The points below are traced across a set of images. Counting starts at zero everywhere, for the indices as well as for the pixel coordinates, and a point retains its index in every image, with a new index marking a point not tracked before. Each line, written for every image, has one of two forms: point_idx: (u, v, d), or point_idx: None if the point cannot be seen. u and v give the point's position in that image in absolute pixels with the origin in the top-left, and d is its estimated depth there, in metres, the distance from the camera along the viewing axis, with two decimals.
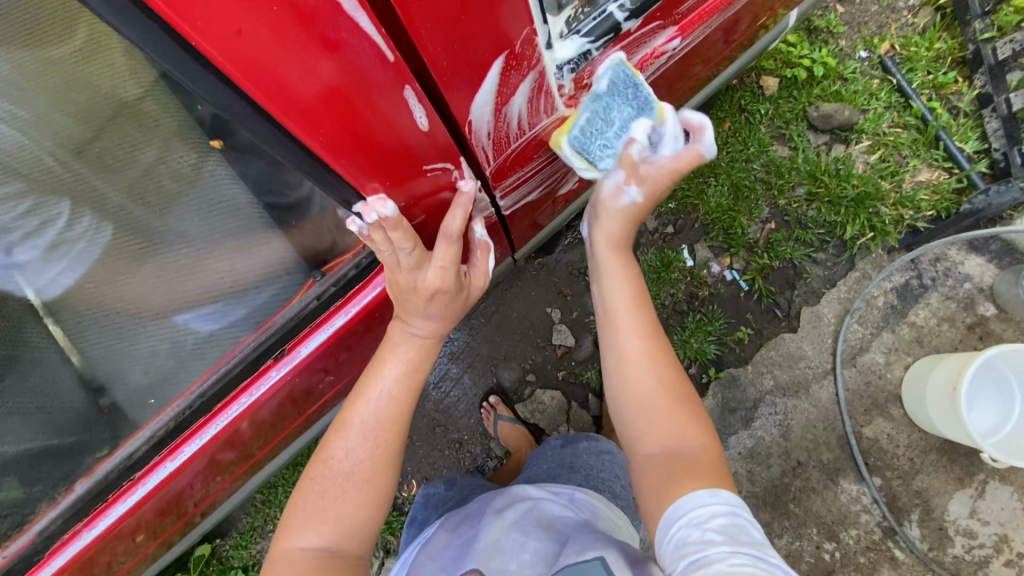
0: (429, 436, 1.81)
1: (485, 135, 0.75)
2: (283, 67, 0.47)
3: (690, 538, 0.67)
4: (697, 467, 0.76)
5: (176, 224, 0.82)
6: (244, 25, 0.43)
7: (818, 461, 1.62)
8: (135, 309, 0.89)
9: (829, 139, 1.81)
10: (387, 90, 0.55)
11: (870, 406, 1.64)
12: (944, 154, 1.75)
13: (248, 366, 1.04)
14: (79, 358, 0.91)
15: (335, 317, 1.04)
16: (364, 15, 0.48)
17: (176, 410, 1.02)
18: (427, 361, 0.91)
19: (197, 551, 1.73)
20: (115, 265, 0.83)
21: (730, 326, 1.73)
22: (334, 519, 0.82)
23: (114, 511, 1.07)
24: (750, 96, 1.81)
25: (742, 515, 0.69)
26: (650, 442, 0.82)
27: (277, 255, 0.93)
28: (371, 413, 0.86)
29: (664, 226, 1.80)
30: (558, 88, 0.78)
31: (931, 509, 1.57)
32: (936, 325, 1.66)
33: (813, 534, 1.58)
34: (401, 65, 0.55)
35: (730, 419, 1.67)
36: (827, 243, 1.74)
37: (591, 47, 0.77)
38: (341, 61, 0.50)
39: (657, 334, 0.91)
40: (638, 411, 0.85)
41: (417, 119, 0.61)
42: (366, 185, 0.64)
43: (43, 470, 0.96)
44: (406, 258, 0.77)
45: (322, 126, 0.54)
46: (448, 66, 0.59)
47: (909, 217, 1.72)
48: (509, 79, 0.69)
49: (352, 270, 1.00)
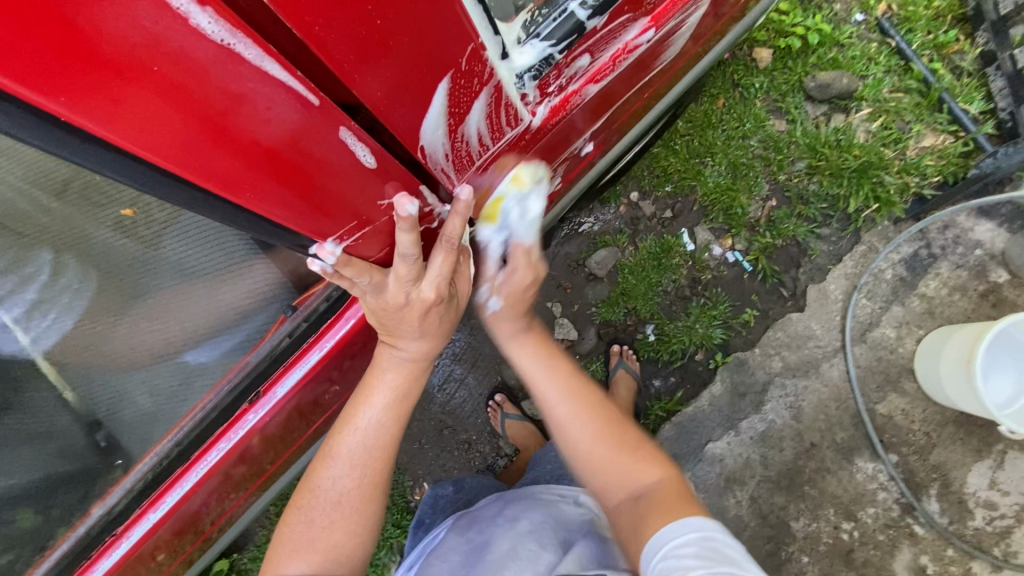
0: (437, 438, 1.80)
1: (442, 157, 0.68)
2: (179, 127, 0.43)
3: (668, 567, 0.67)
4: (667, 499, 0.77)
5: (162, 262, 0.81)
6: (126, 93, 0.39)
7: (832, 441, 1.59)
8: (134, 348, 0.92)
9: (827, 109, 1.74)
10: (314, 133, 0.51)
11: (883, 382, 1.61)
12: (948, 117, 1.68)
13: (224, 411, 0.99)
14: (74, 395, 0.94)
15: (309, 353, 0.98)
16: (272, 61, 0.44)
17: (153, 461, 0.99)
18: (417, 383, 0.89)
19: (216, 566, 1.74)
20: (111, 303, 0.87)
21: (735, 310, 1.70)
22: (323, 547, 0.81)
23: (101, 565, 1.02)
24: (742, 70, 1.75)
25: (715, 538, 0.68)
26: (614, 490, 0.83)
27: (267, 280, 0.88)
28: (358, 442, 0.83)
29: (662, 211, 1.76)
30: (520, 97, 0.72)
31: (949, 483, 1.54)
32: (947, 295, 1.61)
33: (830, 515, 1.56)
34: (327, 107, 0.50)
35: (740, 404, 1.64)
36: (830, 217, 1.70)
37: (553, 51, 0.70)
38: (250, 113, 0.46)
39: (587, 388, 0.90)
40: (595, 473, 0.85)
41: (361, 158, 0.57)
42: (318, 229, 0.62)
43: (50, 503, 0.98)
44: (399, 274, 0.74)
45: (242, 178, 0.51)
46: (384, 97, 0.54)
47: (915, 185, 1.66)
48: (460, 99, 0.62)
49: (323, 303, 0.96)
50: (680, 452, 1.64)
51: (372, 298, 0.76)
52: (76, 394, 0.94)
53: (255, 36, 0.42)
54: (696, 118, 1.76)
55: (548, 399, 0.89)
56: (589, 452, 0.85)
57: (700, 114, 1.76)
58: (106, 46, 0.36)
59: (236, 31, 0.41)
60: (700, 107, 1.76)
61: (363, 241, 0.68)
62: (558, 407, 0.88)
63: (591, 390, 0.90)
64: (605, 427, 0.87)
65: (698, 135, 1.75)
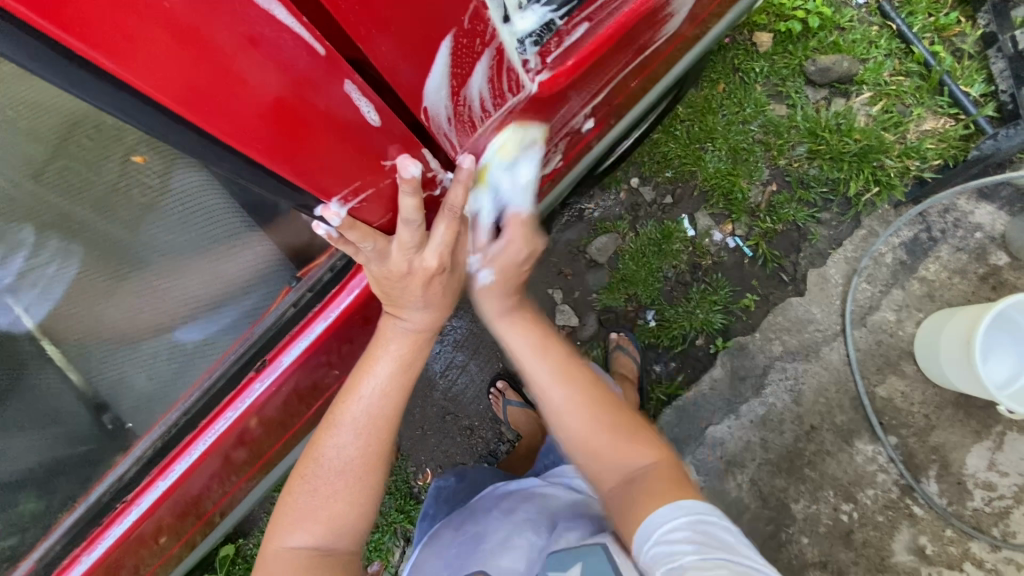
0: (440, 425, 1.81)
1: (445, 121, 0.68)
2: (192, 70, 0.45)
3: (665, 552, 0.73)
4: (657, 482, 0.82)
5: (153, 234, 0.85)
6: (137, 28, 0.41)
7: (831, 424, 1.60)
8: (127, 326, 0.92)
9: (828, 94, 1.74)
10: (321, 86, 0.52)
11: (883, 365, 1.61)
12: (949, 101, 1.68)
13: (230, 380, 0.99)
14: (78, 376, 0.96)
15: (315, 322, 0.97)
16: (279, 6, 0.46)
17: (163, 429, 0.98)
18: (419, 355, 0.89)
19: (222, 551, 1.75)
20: (102, 279, 0.89)
21: (735, 294, 1.70)
22: (326, 516, 0.83)
23: (111, 533, 1.04)
24: (743, 55, 1.75)
25: (706, 520, 0.75)
26: (609, 477, 0.87)
27: (262, 259, 0.89)
28: (362, 411, 0.84)
29: (662, 196, 1.76)
30: (523, 64, 0.71)
31: (949, 464, 1.55)
32: (947, 279, 1.62)
33: (830, 497, 1.57)
34: (333, 58, 0.52)
35: (740, 387, 1.65)
36: (831, 202, 1.70)
37: (553, 16, 0.71)
38: (259, 59, 0.47)
39: (579, 371, 0.92)
40: (587, 455, 0.88)
41: (365, 115, 0.58)
42: (325, 189, 0.62)
43: (57, 483, 0.99)
44: (403, 241, 0.74)
45: (252, 131, 0.52)
46: (385, 51, 0.55)
47: (915, 169, 1.67)
48: (462, 59, 0.63)
49: (327, 273, 0.94)
50: (681, 436, 1.65)
51: (376, 266, 0.77)
52: (81, 375, 0.96)
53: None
54: (696, 104, 1.76)
55: (541, 382, 0.90)
56: (586, 438, 0.88)
57: (699, 100, 1.76)
58: None
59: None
60: (700, 93, 1.76)
61: (367, 204, 0.68)
62: (556, 389, 0.89)
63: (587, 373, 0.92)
64: (597, 414, 0.89)
65: (698, 121, 1.75)
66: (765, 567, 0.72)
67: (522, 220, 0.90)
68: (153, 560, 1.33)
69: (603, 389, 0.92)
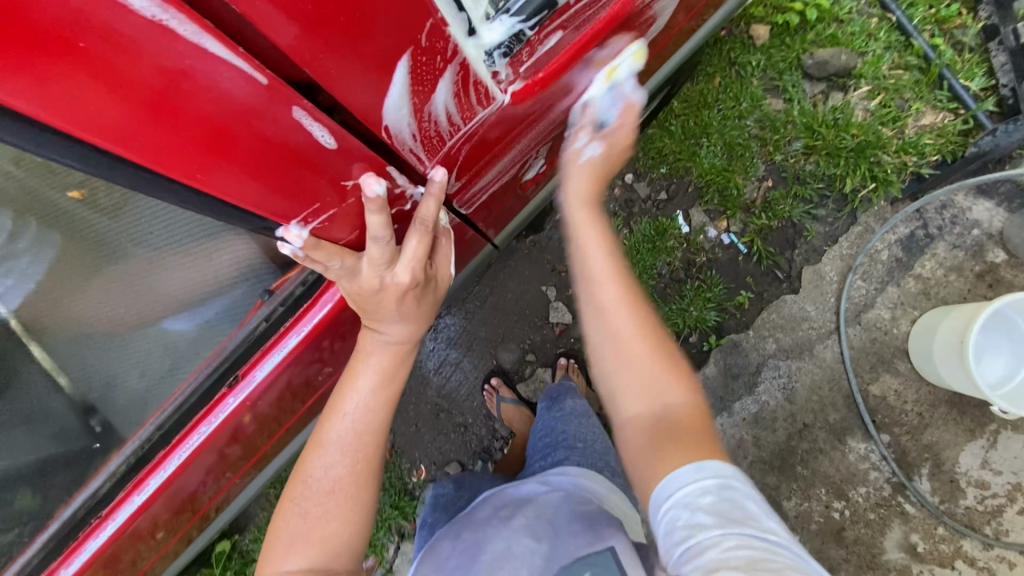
0: (434, 422, 1.81)
1: (409, 138, 0.66)
2: (116, 105, 0.43)
3: (680, 520, 0.67)
4: (685, 428, 0.76)
5: (132, 227, 0.74)
6: (51, 73, 0.39)
7: (824, 422, 1.60)
8: (113, 319, 0.90)
9: (826, 88, 1.71)
10: (264, 112, 0.51)
11: (876, 363, 1.61)
12: (948, 95, 1.65)
13: (203, 396, 1.01)
14: (67, 378, 0.96)
15: (287, 337, 0.98)
16: (211, 39, 0.43)
17: (137, 443, 1.00)
18: (399, 367, 0.94)
19: (218, 547, 1.77)
20: (76, 268, 0.83)
21: (730, 292, 1.69)
22: (319, 537, 0.84)
23: (87, 547, 1.05)
24: (739, 48, 1.72)
25: (733, 488, 0.68)
26: (635, 398, 0.80)
27: (246, 259, 0.86)
28: (348, 427, 0.88)
29: (656, 193, 1.75)
30: (492, 76, 0.66)
31: (942, 462, 1.55)
32: (943, 276, 1.60)
33: (822, 494, 1.57)
34: (278, 86, 0.50)
35: (732, 385, 1.65)
36: (827, 198, 1.68)
37: (524, 27, 0.63)
38: (191, 89, 0.46)
39: (632, 282, 0.88)
40: (617, 361, 0.82)
41: (319, 138, 0.57)
42: (279, 211, 0.64)
43: (50, 481, 1.01)
44: (374, 257, 0.77)
45: (188, 156, 0.51)
46: (337, 75, 0.52)
47: (913, 164, 1.64)
48: (423, 76, 0.59)
49: (298, 287, 0.94)
50: None
51: (347, 282, 0.80)
52: (69, 378, 0.97)
53: (189, 10, 0.41)
54: (691, 98, 1.74)
55: (592, 273, 0.87)
56: (620, 347, 0.82)
57: (694, 94, 1.74)
58: (27, 21, 0.35)
59: (168, 6, 0.39)
60: (696, 87, 1.74)
61: (332, 223, 0.70)
62: (604, 287, 0.86)
63: (637, 290, 0.88)
64: (639, 322, 0.84)
65: (693, 115, 1.73)
66: (794, 543, 0.65)
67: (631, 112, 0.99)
68: (148, 555, 1.33)
69: (649, 307, 0.87)
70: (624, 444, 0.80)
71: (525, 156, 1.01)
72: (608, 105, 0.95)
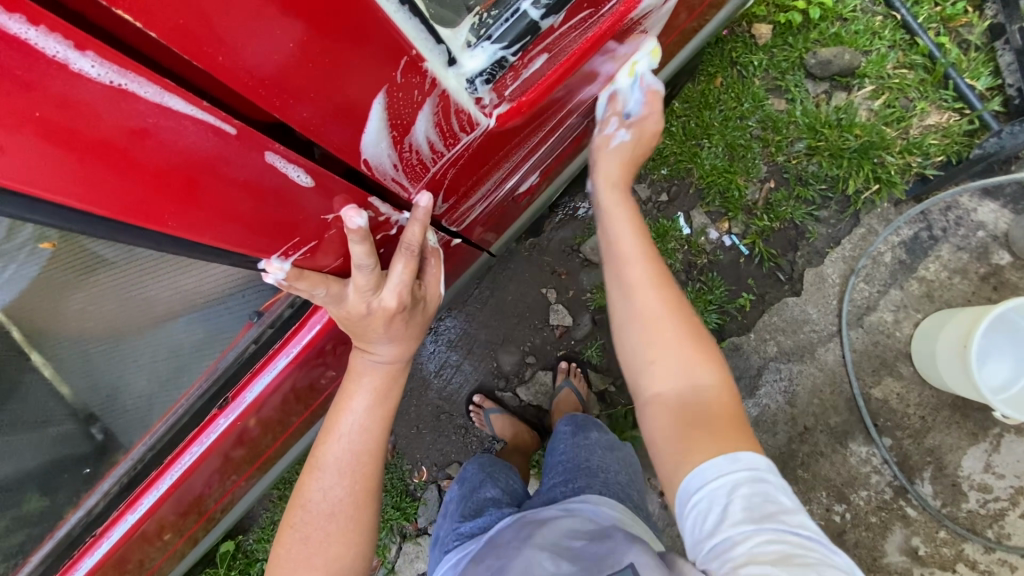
0: (435, 424, 1.82)
1: (390, 168, 0.68)
2: (83, 167, 0.45)
3: (713, 512, 0.68)
4: (715, 408, 0.77)
5: (110, 257, 0.71)
6: (14, 141, 0.41)
7: (826, 425, 1.59)
8: (107, 327, 0.87)
9: (828, 87, 1.69)
10: (236, 159, 0.53)
11: (879, 366, 1.59)
12: (954, 94, 1.62)
13: (194, 417, 1.05)
14: (69, 390, 0.95)
15: (276, 359, 1.03)
16: (173, 96, 0.45)
17: (129, 465, 1.05)
18: (394, 384, 0.95)
19: (222, 547, 1.79)
20: (55, 284, 0.77)
21: (731, 294, 1.68)
22: (321, 562, 0.88)
23: (84, 564, 1.10)
24: (741, 47, 1.70)
25: (765, 481, 0.68)
26: (664, 378, 0.81)
27: (237, 272, 0.82)
28: (344, 451, 0.89)
29: (657, 194, 1.74)
30: (474, 102, 0.68)
31: (944, 466, 1.54)
32: (947, 278, 1.58)
33: (823, 497, 1.57)
34: (247, 134, 0.52)
35: (733, 388, 1.64)
36: (829, 199, 1.66)
37: (506, 53, 0.65)
38: (159, 144, 0.48)
39: (661, 265, 0.92)
40: (648, 345, 0.85)
41: (294, 178, 0.59)
42: (261, 249, 0.65)
43: (58, 485, 1.03)
44: (358, 284, 0.78)
45: (163, 209, 0.53)
46: (309, 116, 0.53)
47: (917, 165, 1.62)
48: (400, 111, 0.61)
49: (287, 309, 0.98)
50: None
51: (334, 307, 0.81)
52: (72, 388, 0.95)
53: (148, 73, 0.43)
54: (692, 98, 1.72)
55: (625, 257, 0.93)
56: (650, 326, 0.85)
57: (696, 94, 1.72)
58: None
59: (125, 71, 0.42)
60: (697, 87, 1.72)
61: (317, 253, 0.72)
62: (636, 269, 0.90)
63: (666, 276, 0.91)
64: (670, 302, 0.87)
65: (695, 116, 1.71)
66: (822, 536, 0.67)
67: (656, 95, 1.05)
68: (156, 556, 1.33)
69: (678, 289, 0.90)
70: (647, 424, 0.81)
71: (521, 174, 1.03)
72: (631, 93, 1.04)
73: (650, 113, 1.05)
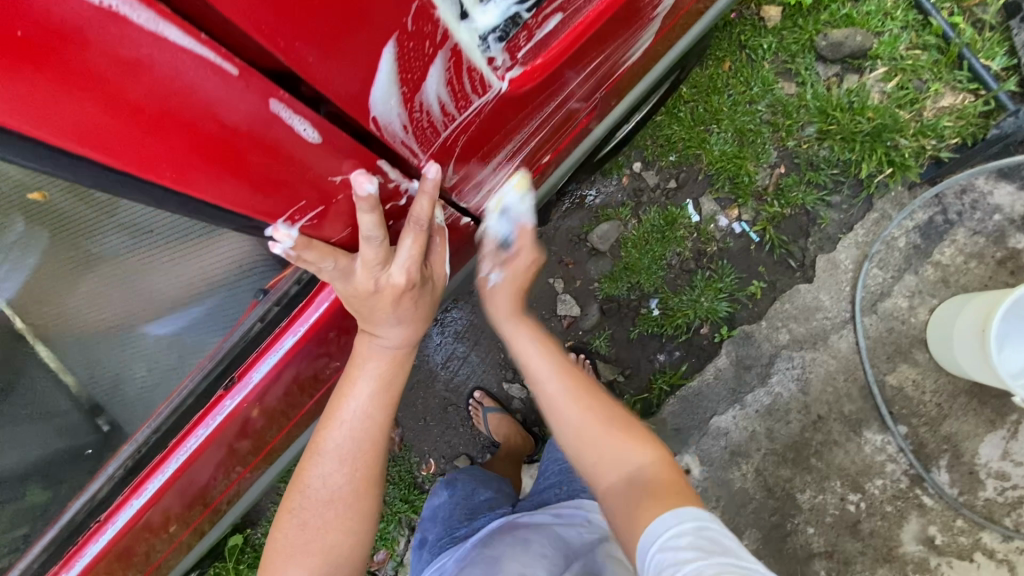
0: (442, 416, 1.81)
1: (400, 129, 0.65)
2: (74, 102, 0.43)
3: (666, 561, 0.66)
4: (658, 482, 0.78)
5: (113, 235, 0.71)
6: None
7: (839, 413, 1.57)
8: (111, 320, 0.86)
9: (840, 70, 1.66)
10: (239, 106, 0.50)
11: (894, 353, 1.57)
12: (968, 75, 1.59)
13: (199, 398, 1.01)
14: (73, 378, 0.93)
15: (283, 338, 0.99)
16: (169, 25, 0.43)
17: (135, 447, 1.00)
18: (400, 369, 0.93)
19: (231, 541, 1.79)
20: (59, 271, 0.76)
21: (741, 282, 1.66)
22: (319, 548, 0.87)
23: (88, 551, 1.08)
24: (750, 31, 1.67)
25: (711, 528, 0.69)
26: (605, 474, 0.83)
27: (242, 252, 0.81)
28: (345, 439, 0.88)
29: (666, 181, 1.71)
30: (487, 61, 0.67)
31: (961, 454, 1.51)
32: (963, 263, 1.55)
33: (837, 487, 1.55)
34: (250, 77, 0.49)
35: (745, 377, 1.62)
36: (842, 183, 1.63)
37: (519, 9, 0.64)
38: (155, 81, 0.45)
39: (571, 365, 0.95)
40: (582, 448, 0.86)
41: (301, 132, 0.56)
42: (267, 210, 0.63)
43: (62, 477, 1.01)
44: (367, 258, 0.76)
45: (160, 156, 0.51)
46: (318, 62, 0.51)
47: (932, 148, 1.59)
48: (411, 63, 0.59)
49: (294, 286, 0.94)
50: (685, 426, 1.63)
51: (341, 284, 0.79)
52: (76, 378, 0.94)
53: None
54: (701, 83, 1.69)
55: (538, 371, 0.94)
56: (578, 431, 0.87)
57: (704, 79, 1.69)
58: None
59: None
60: (705, 72, 1.69)
61: (324, 221, 0.70)
62: (551, 382, 0.92)
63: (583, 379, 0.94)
64: (586, 405, 0.89)
65: (703, 101, 1.69)
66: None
67: (525, 232, 1.05)
68: (163, 548, 1.32)
69: (591, 382, 0.93)
70: (608, 518, 0.81)
71: (525, 160, 1.03)
72: (502, 224, 1.04)
73: (522, 249, 1.04)
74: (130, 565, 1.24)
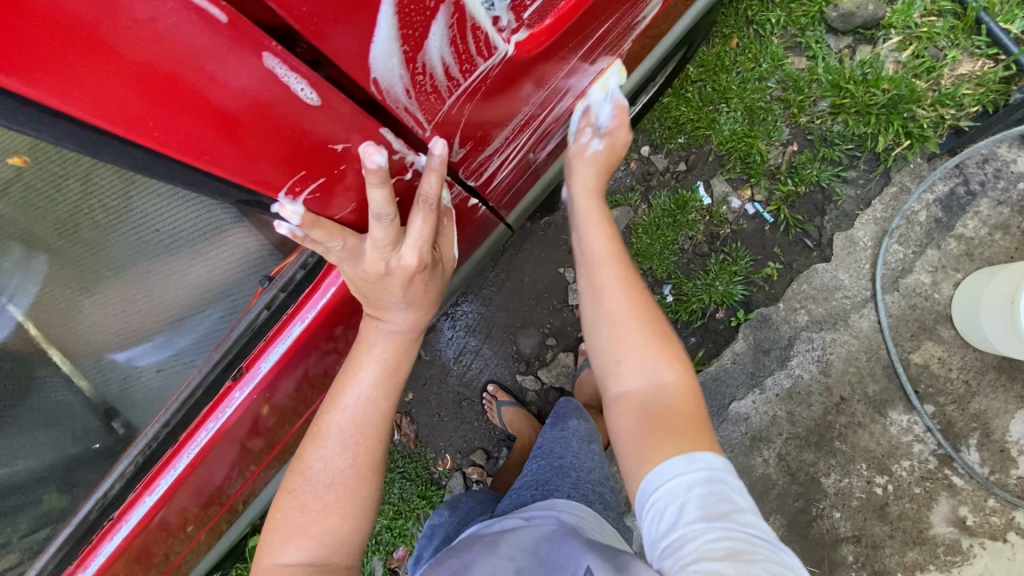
0: (456, 411, 1.79)
1: (403, 94, 0.64)
2: (44, 47, 0.40)
3: (667, 508, 0.67)
4: (679, 416, 0.75)
5: (125, 241, 0.77)
6: None
7: (863, 394, 1.53)
8: (123, 331, 0.90)
9: (852, 42, 1.61)
10: (227, 58, 0.48)
11: (918, 331, 1.52)
12: (987, 40, 1.54)
13: (206, 392, 0.99)
14: (88, 385, 0.94)
15: (291, 325, 0.95)
16: None
17: (144, 443, 0.99)
18: (406, 356, 0.92)
19: (251, 542, 1.79)
20: (69, 288, 0.82)
21: (756, 263, 1.62)
22: (318, 531, 0.84)
23: (103, 549, 1.06)
24: (757, 6, 1.63)
25: (721, 481, 0.67)
26: (626, 379, 0.82)
27: (241, 255, 0.85)
28: (348, 421, 0.87)
29: (675, 163, 1.68)
30: (492, 21, 0.68)
31: (991, 432, 1.47)
32: (987, 235, 1.51)
33: (862, 469, 1.51)
34: (238, 24, 0.46)
35: (764, 360, 1.58)
36: (857, 158, 1.59)
37: None
38: (133, 24, 0.42)
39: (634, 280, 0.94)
40: (615, 347, 0.86)
41: (298, 92, 0.54)
42: (266, 183, 0.61)
43: (74, 480, 0.99)
44: (376, 238, 0.75)
45: (148, 114, 0.48)
46: (311, 13, 0.49)
47: (951, 117, 1.54)
48: (414, 18, 0.57)
49: (299, 271, 0.91)
50: None
51: (349, 266, 0.78)
52: (91, 384, 0.94)
53: None
54: (708, 62, 1.65)
55: (600, 270, 0.96)
56: (618, 327, 0.87)
57: (711, 58, 1.65)
58: None
59: None
60: (712, 50, 1.65)
61: (326, 199, 0.68)
62: (610, 282, 0.93)
63: (641, 293, 0.91)
64: (639, 312, 0.88)
65: (711, 81, 1.65)
66: (779, 542, 0.64)
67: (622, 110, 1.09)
68: (180, 549, 1.31)
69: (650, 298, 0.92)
70: (614, 425, 0.81)
71: (528, 147, 1.01)
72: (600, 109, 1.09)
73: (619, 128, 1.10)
74: (149, 566, 1.24)
